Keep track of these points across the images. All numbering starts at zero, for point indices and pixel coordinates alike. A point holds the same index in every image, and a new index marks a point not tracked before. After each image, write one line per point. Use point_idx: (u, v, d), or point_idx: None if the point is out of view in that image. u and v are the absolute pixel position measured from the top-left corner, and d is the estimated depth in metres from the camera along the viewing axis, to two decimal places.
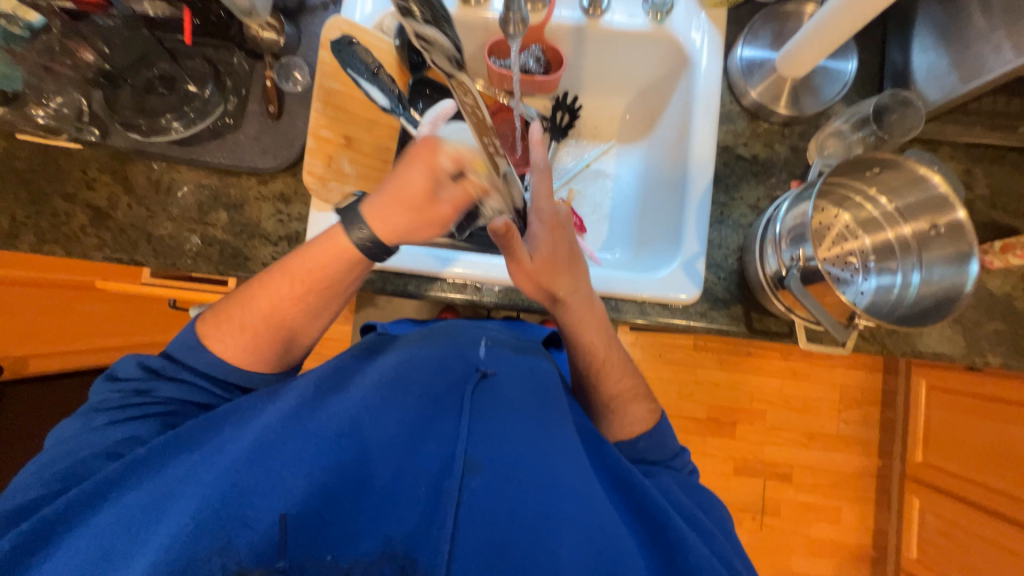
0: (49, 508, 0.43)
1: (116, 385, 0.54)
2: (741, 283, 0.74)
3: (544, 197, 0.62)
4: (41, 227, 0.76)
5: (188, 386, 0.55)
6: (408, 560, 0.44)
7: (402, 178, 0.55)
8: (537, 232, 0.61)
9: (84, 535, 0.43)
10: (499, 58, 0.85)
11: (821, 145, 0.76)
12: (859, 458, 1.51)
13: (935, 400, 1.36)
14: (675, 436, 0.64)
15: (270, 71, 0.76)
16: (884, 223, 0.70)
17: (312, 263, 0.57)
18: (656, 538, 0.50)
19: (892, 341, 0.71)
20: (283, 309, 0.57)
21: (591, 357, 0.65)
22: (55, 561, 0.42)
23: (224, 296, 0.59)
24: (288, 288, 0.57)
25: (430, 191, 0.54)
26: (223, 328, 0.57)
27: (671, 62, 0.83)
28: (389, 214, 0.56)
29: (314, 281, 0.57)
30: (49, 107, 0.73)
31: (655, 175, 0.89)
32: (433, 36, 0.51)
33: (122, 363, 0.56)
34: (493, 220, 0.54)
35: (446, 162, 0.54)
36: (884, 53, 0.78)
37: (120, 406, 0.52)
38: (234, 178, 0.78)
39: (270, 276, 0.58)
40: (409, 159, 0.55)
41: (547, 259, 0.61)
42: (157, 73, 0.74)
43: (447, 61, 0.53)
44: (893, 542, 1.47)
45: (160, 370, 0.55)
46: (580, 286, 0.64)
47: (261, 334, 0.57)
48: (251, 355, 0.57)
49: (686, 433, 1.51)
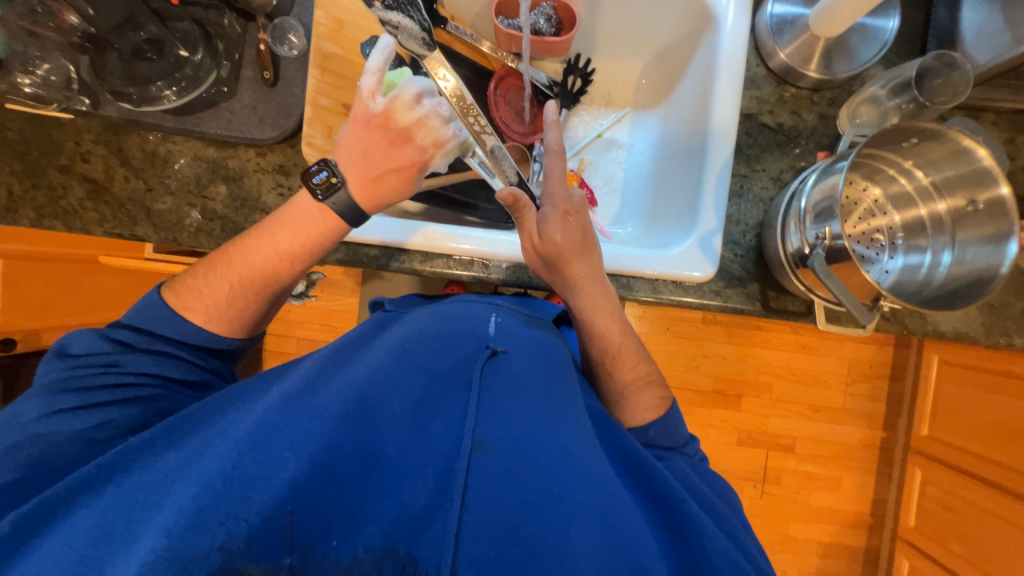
0: (50, 492, 0.44)
1: (76, 362, 0.52)
2: (759, 259, 0.72)
3: (556, 180, 0.63)
4: (38, 201, 0.74)
5: (161, 358, 0.55)
6: (409, 558, 0.42)
7: (382, 162, 0.59)
8: (549, 215, 0.60)
9: (78, 520, 0.43)
10: (507, 18, 0.80)
11: (854, 113, 0.71)
12: (863, 431, 1.53)
13: (946, 374, 1.35)
14: (684, 424, 0.63)
15: (264, 34, 0.72)
16: (917, 199, 0.67)
17: (292, 236, 0.58)
18: (667, 515, 0.51)
19: (914, 321, 0.69)
20: (265, 269, 0.57)
21: (604, 344, 0.64)
22: (52, 545, 0.42)
23: (195, 262, 0.59)
24: (267, 247, 0.57)
25: (409, 167, 0.59)
26: (202, 293, 0.56)
27: (692, 21, 0.77)
28: (368, 187, 0.59)
29: (308, 256, 0.59)
30: (36, 74, 0.68)
31: (672, 145, 0.84)
32: (399, 22, 0.60)
33: (72, 338, 0.53)
34: (499, 190, 0.58)
35: (426, 142, 0.59)
36: (930, 8, 0.71)
37: (88, 385, 0.51)
38: (232, 149, 0.75)
39: (248, 236, 0.58)
40: (381, 136, 0.58)
41: (557, 245, 0.60)
42: (145, 36, 0.67)
43: (414, 41, 0.62)
44: (892, 510, 1.50)
45: (130, 343, 0.54)
46: (594, 271, 0.63)
47: (246, 301, 0.58)
48: (233, 319, 0.58)
49: (692, 404, 1.52)
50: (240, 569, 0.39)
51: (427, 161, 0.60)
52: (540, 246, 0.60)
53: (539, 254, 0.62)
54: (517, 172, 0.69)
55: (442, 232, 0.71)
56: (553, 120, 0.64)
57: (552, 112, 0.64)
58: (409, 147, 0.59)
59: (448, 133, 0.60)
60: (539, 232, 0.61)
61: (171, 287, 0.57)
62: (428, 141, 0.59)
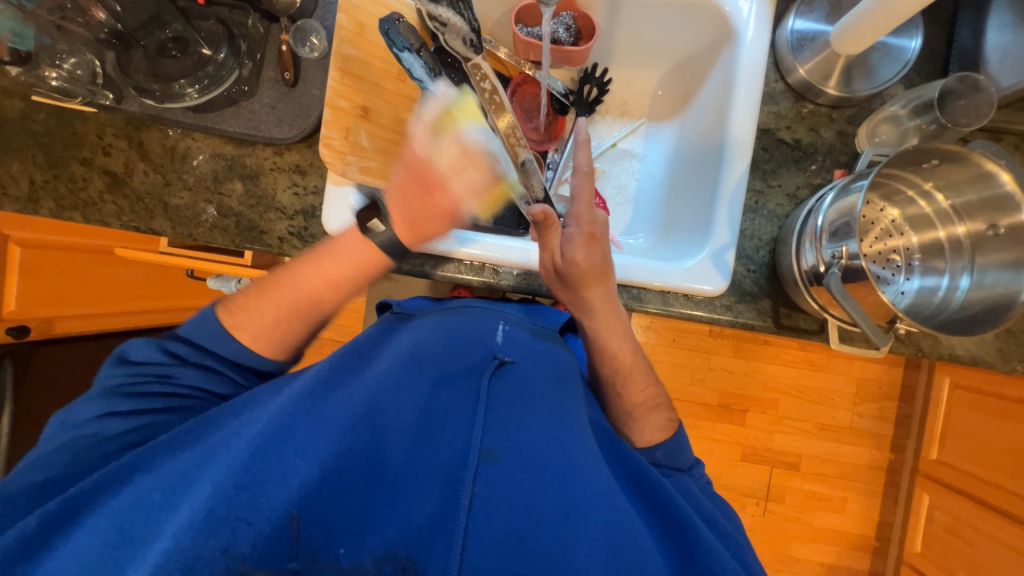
0: (74, 490, 0.44)
1: (133, 369, 0.51)
2: (772, 275, 0.71)
3: (584, 203, 0.61)
4: (59, 192, 0.75)
5: (211, 374, 0.53)
6: (411, 560, 0.42)
7: (426, 197, 0.56)
8: (573, 236, 0.59)
9: (102, 517, 0.44)
10: (527, 26, 0.80)
11: (872, 131, 0.70)
12: (871, 451, 1.50)
13: (957, 398, 1.32)
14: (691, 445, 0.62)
15: (286, 35, 0.72)
16: (936, 221, 0.66)
17: (342, 261, 0.57)
18: (675, 534, 0.50)
19: (929, 343, 0.68)
20: (318, 294, 0.56)
21: (616, 366, 0.64)
22: (72, 544, 0.43)
23: (252, 279, 0.57)
24: (319, 272, 0.57)
25: (451, 210, 0.57)
26: (251, 316, 0.55)
27: (713, 34, 0.77)
28: (407, 223, 0.57)
29: (353, 284, 0.58)
30: (63, 69, 0.69)
31: (687, 158, 0.84)
32: (449, 20, 0.60)
33: (134, 345, 0.52)
34: (531, 207, 0.59)
35: (461, 184, 0.57)
36: (953, 28, 0.71)
37: (140, 395, 0.50)
38: (250, 147, 0.76)
39: (303, 259, 0.57)
40: (422, 181, 0.56)
41: (579, 267, 0.59)
42: (171, 35, 0.69)
43: (460, 42, 0.62)
44: (898, 534, 1.48)
45: (186, 357, 0.53)
46: (609, 294, 0.63)
47: (294, 325, 0.56)
48: (277, 345, 0.56)
49: (696, 418, 1.50)
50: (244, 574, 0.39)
51: (461, 205, 0.57)
52: (561, 265, 0.60)
53: (559, 272, 0.61)
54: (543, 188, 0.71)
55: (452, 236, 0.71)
56: (585, 138, 0.64)
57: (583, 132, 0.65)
58: (448, 190, 0.56)
59: (491, 176, 0.60)
60: (562, 253, 0.60)
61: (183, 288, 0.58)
62: (465, 183, 0.57)
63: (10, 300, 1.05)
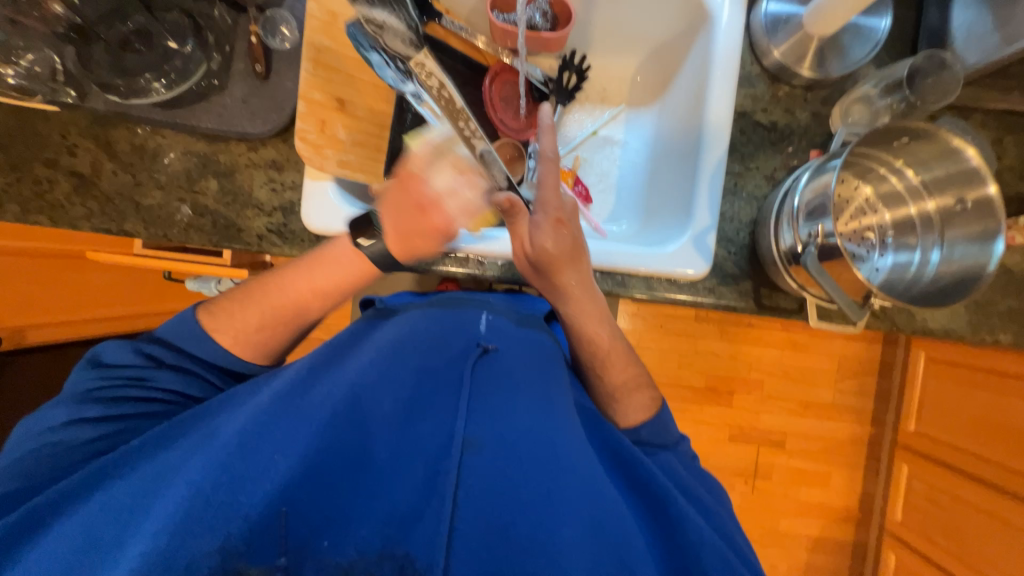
0: (43, 497, 0.44)
1: (105, 372, 0.51)
2: (752, 257, 0.72)
3: (550, 187, 0.60)
4: (23, 195, 0.72)
5: (189, 376, 0.54)
6: (407, 559, 0.42)
7: (420, 214, 0.55)
8: (540, 223, 0.59)
9: (69, 525, 0.42)
10: (503, 12, 0.78)
11: (845, 112, 0.72)
12: (852, 426, 1.55)
13: (933, 371, 1.37)
14: (677, 424, 0.63)
15: (255, 26, 0.71)
16: (907, 198, 0.68)
17: (330, 271, 0.58)
18: (658, 511, 0.51)
19: (902, 318, 0.70)
20: (306, 302, 0.57)
21: (592, 348, 0.64)
22: (38, 552, 0.41)
23: (234, 285, 0.59)
24: (308, 283, 0.57)
25: (445, 228, 0.57)
26: (234, 319, 0.56)
27: (687, 18, 0.77)
28: (401, 240, 0.56)
29: (341, 293, 0.59)
30: (20, 65, 0.65)
31: (666, 143, 0.84)
32: (382, 20, 0.60)
33: (107, 349, 0.52)
34: (492, 195, 0.59)
35: (457, 209, 0.57)
36: (921, 8, 0.72)
37: (114, 399, 0.50)
38: (223, 144, 0.74)
39: (291, 266, 0.58)
40: (414, 202, 0.55)
41: (547, 252, 0.59)
42: (133, 27, 0.67)
43: (400, 42, 0.62)
44: (879, 504, 1.53)
45: (163, 361, 0.53)
46: (584, 278, 0.62)
47: (280, 330, 0.57)
48: (258, 348, 0.57)
49: (684, 401, 1.53)
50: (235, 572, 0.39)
51: (452, 228, 0.57)
52: (532, 255, 0.60)
53: (532, 261, 0.61)
54: (507, 177, 0.64)
55: None
56: (548, 123, 0.63)
57: (545, 116, 0.64)
58: (441, 214, 0.56)
59: (483, 199, 0.59)
60: (531, 241, 0.60)
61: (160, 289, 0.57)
62: (460, 209, 0.57)
63: None
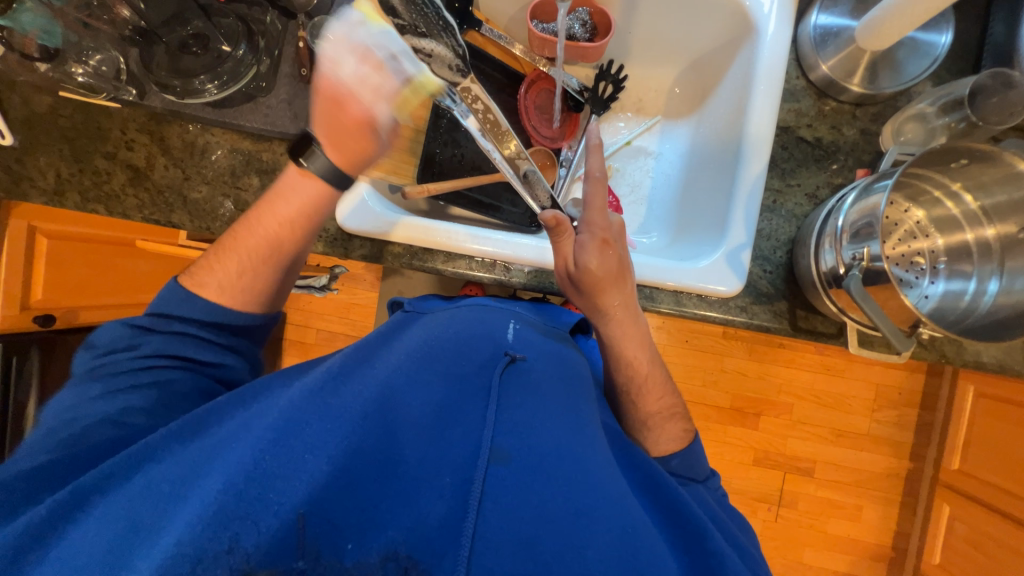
0: (83, 479, 0.46)
1: (104, 351, 0.56)
2: (789, 278, 0.69)
3: (596, 209, 0.60)
4: (84, 185, 0.77)
5: (178, 338, 0.57)
6: (411, 560, 0.41)
7: (336, 106, 0.56)
8: (587, 243, 0.59)
9: (113, 507, 0.45)
10: (542, 22, 0.80)
11: (898, 130, 0.68)
12: (888, 459, 1.47)
13: (981, 407, 1.28)
14: (707, 459, 0.62)
15: (303, 32, 0.72)
16: (963, 223, 0.64)
17: (288, 202, 0.60)
18: (689, 540, 0.49)
19: (953, 350, 0.65)
20: (273, 235, 0.60)
21: (630, 375, 0.64)
22: (86, 529, 0.44)
23: (209, 248, 0.61)
24: (270, 217, 0.60)
25: (368, 119, 0.56)
26: (215, 272, 0.59)
27: (732, 28, 0.75)
28: (339, 147, 0.58)
29: (303, 218, 0.61)
30: (89, 65, 0.72)
31: (702, 156, 0.83)
32: None
33: (99, 332, 0.57)
34: (542, 213, 0.58)
35: (368, 96, 0.55)
36: (987, 23, 0.68)
37: (116, 371, 0.55)
38: (267, 143, 0.77)
39: (254, 206, 0.61)
40: (334, 99, 0.56)
41: (594, 275, 0.59)
42: (191, 31, 0.71)
43: None
44: (915, 544, 1.44)
45: (149, 327, 0.57)
46: (627, 300, 0.62)
47: (258, 271, 0.60)
48: (246, 295, 0.60)
49: (707, 420, 1.48)
50: (248, 572, 0.39)
51: (376, 117, 0.57)
52: (575, 273, 0.60)
53: (573, 279, 0.62)
54: (551, 198, 0.68)
55: (470, 234, 0.71)
56: (596, 143, 0.62)
57: (593, 135, 0.62)
58: (359, 105, 0.55)
59: (396, 78, 0.56)
60: (576, 260, 0.60)
61: (187, 275, 0.60)
62: (374, 93, 0.55)
63: (37, 289, 1.07)
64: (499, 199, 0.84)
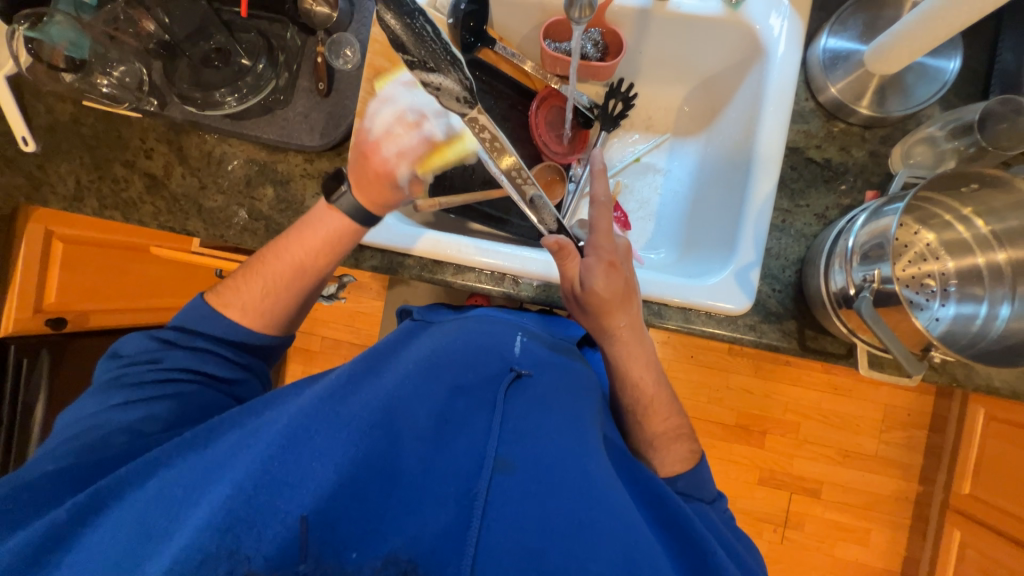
0: (101, 483, 0.47)
1: (127, 362, 0.57)
2: (798, 296, 0.69)
3: (602, 232, 0.61)
4: (102, 191, 0.79)
5: (198, 353, 0.58)
6: (411, 565, 0.41)
7: (363, 158, 0.57)
8: (594, 266, 0.60)
9: (124, 512, 0.45)
10: (555, 41, 0.81)
11: (907, 153, 0.69)
12: (897, 482, 1.44)
13: (991, 430, 1.26)
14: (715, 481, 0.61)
15: (321, 47, 0.74)
16: (974, 247, 0.64)
17: (318, 234, 0.61)
18: (694, 562, 0.48)
19: (964, 374, 0.65)
20: (300, 262, 0.61)
21: (635, 396, 0.64)
22: (98, 532, 0.44)
23: (238, 267, 0.63)
24: (300, 247, 0.61)
25: (387, 172, 0.57)
26: (240, 293, 0.61)
27: (742, 49, 0.76)
28: (366, 189, 0.59)
29: (329, 250, 0.62)
30: (113, 76, 0.74)
31: (711, 174, 0.83)
32: (439, 82, 0.53)
33: (125, 342, 0.59)
34: (545, 237, 0.60)
35: (390, 150, 0.56)
36: (996, 50, 0.69)
37: (137, 381, 0.56)
38: (282, 154, 0.79)
39: (286, 233, 0.62)
40: (362, 148, 0.58)
41: (600, 298, 0.60)
42: (214, 46, 0.74)
43: (455, 101, 0.54)
44: (925, 571, 1.40)
45: (172, 341, 0.59)
46: (633, 322, 0.63)
47: (280, 295, 0.61)
48: (269, 316, 0.61)
49: (712, 437, 1.46)
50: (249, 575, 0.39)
51: (396, 170, 0.57)
52: (581, 294, 0.61)
53: (579, 299, 0.62)
54: (557, 220, 0.64)
55: (477, 248, 0.72)
56: (600, 168, 0.62)
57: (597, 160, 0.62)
58: (379, 158, 0.57)
59: (423, 137, 0.57)
60: (582, 282, 0.61)
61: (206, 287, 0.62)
62: (398, 149, 0.57)
63: (51, 292, 1.09)
64: (508, 213, 0.84)
